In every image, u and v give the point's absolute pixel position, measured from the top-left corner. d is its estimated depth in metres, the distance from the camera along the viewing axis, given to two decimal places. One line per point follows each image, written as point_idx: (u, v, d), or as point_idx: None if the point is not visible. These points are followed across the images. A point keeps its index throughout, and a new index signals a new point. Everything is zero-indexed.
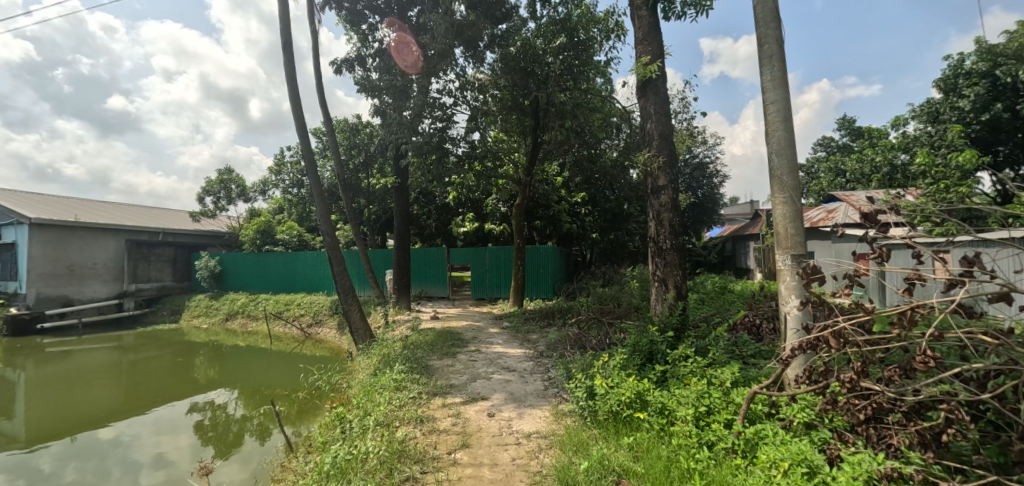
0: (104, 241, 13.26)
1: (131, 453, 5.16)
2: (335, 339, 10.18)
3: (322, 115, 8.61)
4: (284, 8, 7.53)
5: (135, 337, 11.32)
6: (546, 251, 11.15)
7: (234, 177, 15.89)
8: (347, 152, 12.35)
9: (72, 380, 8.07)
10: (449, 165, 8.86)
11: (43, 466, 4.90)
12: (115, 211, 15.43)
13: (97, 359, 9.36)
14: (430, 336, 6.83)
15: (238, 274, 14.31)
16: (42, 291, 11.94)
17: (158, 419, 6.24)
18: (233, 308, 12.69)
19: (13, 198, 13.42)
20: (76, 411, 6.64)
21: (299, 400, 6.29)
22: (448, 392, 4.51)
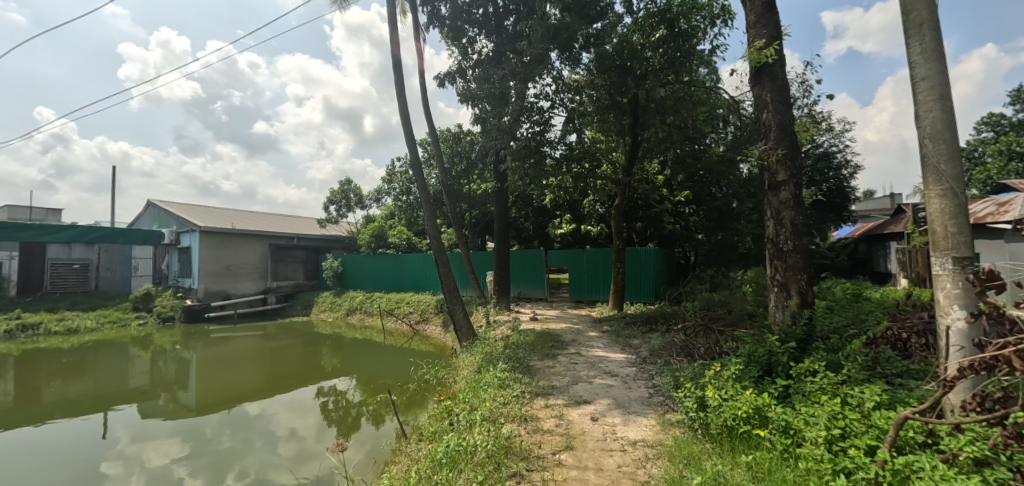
0: (253, 245, 15.50)
1: (271, 427, 5.93)
2: (440, 336, 10.77)
3: (428, 126, 9.19)
4: (394, 30, 8.18)
5: (276, 327, 13.05)
6: (647, 253, 10.73)
7: (352, 187, 17.61)
8: (450, 160, 13.06)
9: (229, 362, 9.52)
10: (547, 168, 8.95)
11: (207, 432, 5.83)
12: (260, 219, 17.96)
13: (247, 345, 10.95)
14: (530, 337, 6.92)
15: (357, 274, 15.79)
16: (208, 286, 14.29)
17: (293, 399, 7.10)
18: (353, 305, 14.04)
19: (188, 210, 16.27)
20: (231, 387, 7.83)
21: (409, 391, 6.76)
22: (550, 393, 4.53)
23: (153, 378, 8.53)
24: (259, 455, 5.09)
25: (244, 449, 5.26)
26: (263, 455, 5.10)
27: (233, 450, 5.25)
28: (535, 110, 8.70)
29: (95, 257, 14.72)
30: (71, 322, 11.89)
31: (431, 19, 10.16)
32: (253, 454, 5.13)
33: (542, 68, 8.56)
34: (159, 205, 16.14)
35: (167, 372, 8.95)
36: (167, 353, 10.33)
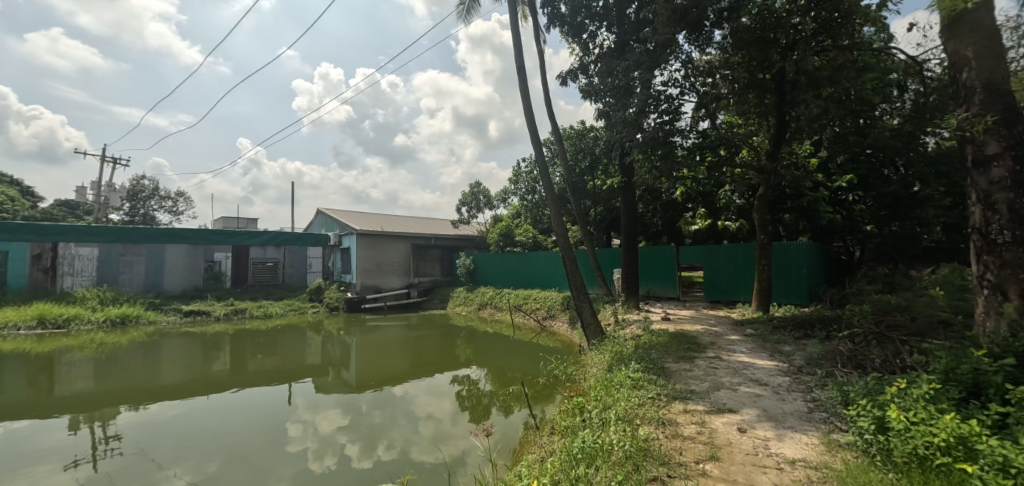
0: (398, 245, 17.33)
1: (413, 408, 6.55)
2: (567, 333, 10.84)
3: (551, 126, 9.30)
4: (516, 35, 8.42)
5: (418, 319, 14.44)
6: (799, 249, 9.44)
7: (481, 189, 18.59)
8: (574, 157, 13.01)
9: (381, 348, 10.77)
10: (679, 159, 8.37)
11: (363, 407, 6.67)
12: (403, 222, 19.97)
13: (394, 334, 12.28)
14: (663, 338, 6.56)
15: (487, 271, 16.67)
16: (364, 282, 16.39)
17: (432, 385, 7.75)
18: (484, 300, 14.87)
19: (347, 216, 18.79)
20: (382, 370, 8.86)
21: (538, 385, 6.92)
22: (688, 398, 4.26)
23: (324, 357, 10.04)
24: (404, 431, 5.66)
25: (391, 425, 5.90)
26: (406, 431, 5.66)
27: (382, 425, 5.92)
28: (663, 98, 8.24)
29: (281, 257, 17.60)
30: (266, 309, 14.59)
31: (552, 19, 10.23)
32: (399, 430, 5.72)
33: (670, 53, 8.07)
34: (327, 213, 18.92)
35: (333, 353, 10.47)
36: (334, 337, 12.08)
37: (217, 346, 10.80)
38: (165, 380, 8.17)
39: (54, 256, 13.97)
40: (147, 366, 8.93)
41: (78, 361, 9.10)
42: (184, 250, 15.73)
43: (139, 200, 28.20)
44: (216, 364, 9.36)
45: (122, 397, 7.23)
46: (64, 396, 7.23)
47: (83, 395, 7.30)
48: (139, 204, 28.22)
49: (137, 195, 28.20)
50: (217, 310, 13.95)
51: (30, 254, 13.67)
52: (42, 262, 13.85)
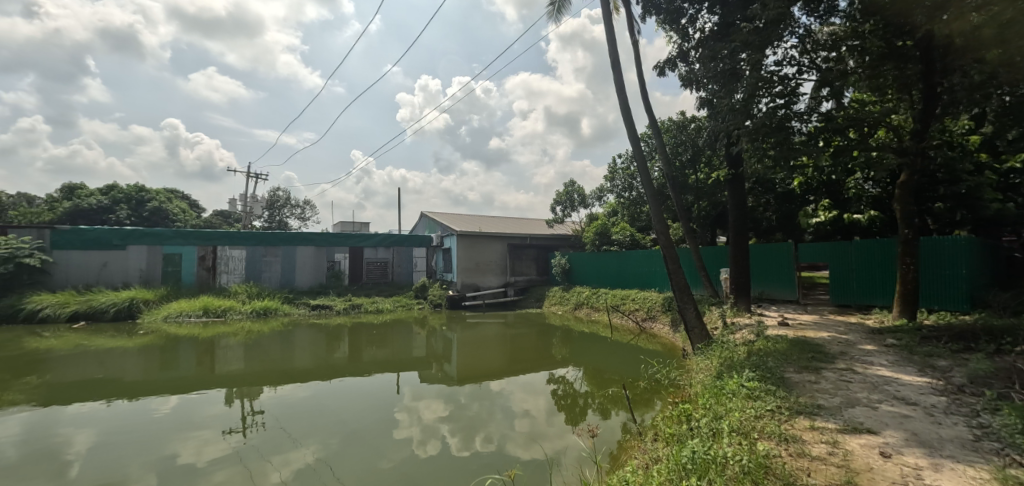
0: (495, 245, 17.85)
1: (508, 404, 6.68)
2: (669, 336, 10.30)
3: (648, 119, 8.92)
4: (609, 28, 8.20)
5: (515, 317, 14.74)
6: (955, 245, 7.97)
7: (576, 188, 18.43)
8: (674, 150, 12.33)
9: (480, 344, 11.16)
10: (797, 145, 7.53)
11: (463, 400, 6.95)
12: (500, 223, 20.53)
13: (493, 330, 12.69)
14: (781, 345, 5.93)
15: (583, 270, 16.51)
16: (464, 280, 17.16)
17: (528, 382, 7.85)
18: (580, 299, 14.74)
19: (448, 218, 19.80)
20: (481, 365, 9.18)
21: (638, 388, 6.68)
22: (816, 413, 3.80)
23: (428, 350, 10.67)
24: (500, 426, 5.79)
25: (488, 419, 6.07)
26: (503, 426, 5.79)
27: (480, 418, 6.11)
28: (777, 80, 7.47)
29: (390, 257, 19.10)
30: (378, 305, 15.92)
31: (647, 8, 9.80)
32: (495, 424, 5.87)
33: (784, 29, 7.29)
34: (429, 216, 20.09)
35: (437, 347, 11.09)
36: (437, 332, 12.78)
37: (338, 337, 12.01)
38: (297, 364, 9.29)
39: (214, 257, 16.60)
40: (284, 352, 10.22)
41: (232, 346, 10.71)
42: (311, 251, 17.75)
43: (276, 208, 32.48)
44: (337, 353, 10.41)
45: (265, 378, 8.34)
46: (222, 374, 8.55)
47: (238, 374, 8.56)
48: (276, 212, 32.50)
49: (274, 204, 32.52)
50: (337, 304, 15.54)
51: (197, 255, 16.39)
52: (205, 261, 16.50)
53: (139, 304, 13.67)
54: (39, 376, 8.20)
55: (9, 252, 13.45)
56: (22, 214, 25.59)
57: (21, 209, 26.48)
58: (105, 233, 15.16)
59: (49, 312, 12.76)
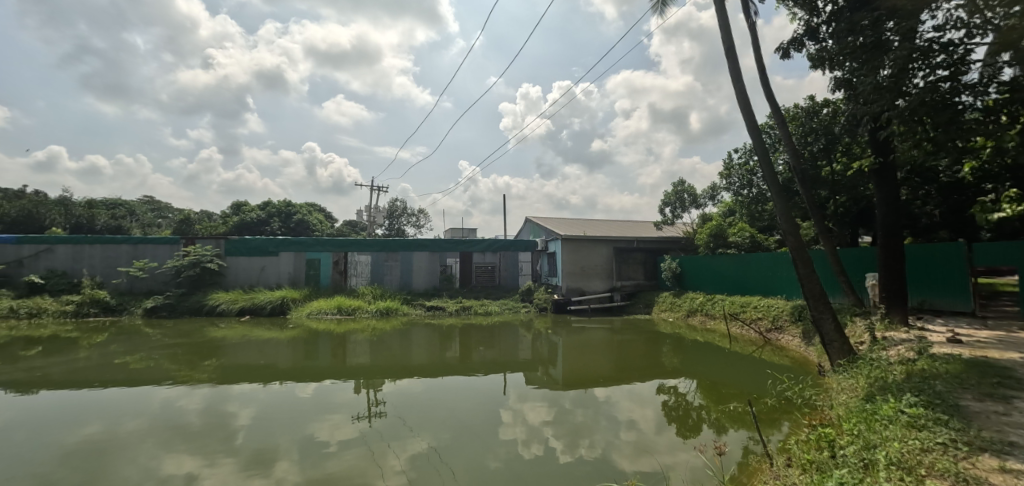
0: (600, 249, 17.54)
1: (614, 412, 6.49)
2: (801, 350, 9.17)
3: (770, 108, 8.07)
4: (720, 14, 7.62)
5: (622, 323, 14.28)
6: None
7: (686, 187, 17.38)
8: (802, 140, 10.99)
9: (587, 349, 11.00)
10: (971, 124, 6.23)
11: (567, 404, 6.92)
12: (605, 226, 20.13)
13: (599, 336, 12.46)
14: (952, 367, 4.94)
15: (696, 275, 15.49)
16: (569, 284, 17.15)
17: (635, 391, 7.54)
18: (692, 306, 13.84)
19: (552, 222, 19.92)
20: (587, 370, 9.06)
21: (764, 406, 6.04)
22: (1007, 453, 3.09)
23: (534, 353, 10.81)
24: (605, 434, 5.64)
25: (593, 425, 5.97)
26: (608, 435, 5.63)
27: (584, 424, 6.02)
28: (939, 48, 6.28)
29: (497, 261, 19.72)
30: (486, 307, 16.57)
31: None
32: (601, 431, 5.75)
33: None
34: (535, 220, 20.43)
35: (543, 350, 11.19)
36: (543, 336, 12.90)
37: (450, 337, 12.71)
38: (415, 361, 10.02)
39: (345, 261, 18.64)
40: (403, 349, 11.09)
41: (360, 341, 11.91)
42: (425, 256, 19.07)
43: (395, 217, 35.54)
44: (450, 352, 11.01)
45: (388, 371, 9.14)
46: (353, 366, 9.55)
47: (366, 367, 9.49)
48: (395, 221, 35.53)
49: (394, 214, 35.62)
50: (449, 306, 16.48)
51: (332, 260, 18.55)
52: (339, 266, 18.60)
53: (288, 302, 15.86)
54: (218, 359, 9.92)
55: (196, 258, 16.53)
56: (205, 227, 31.30)
57: (204, 223, 32.43)
58: (263, 241, 17.87)
59: (224, 307, 15.38)
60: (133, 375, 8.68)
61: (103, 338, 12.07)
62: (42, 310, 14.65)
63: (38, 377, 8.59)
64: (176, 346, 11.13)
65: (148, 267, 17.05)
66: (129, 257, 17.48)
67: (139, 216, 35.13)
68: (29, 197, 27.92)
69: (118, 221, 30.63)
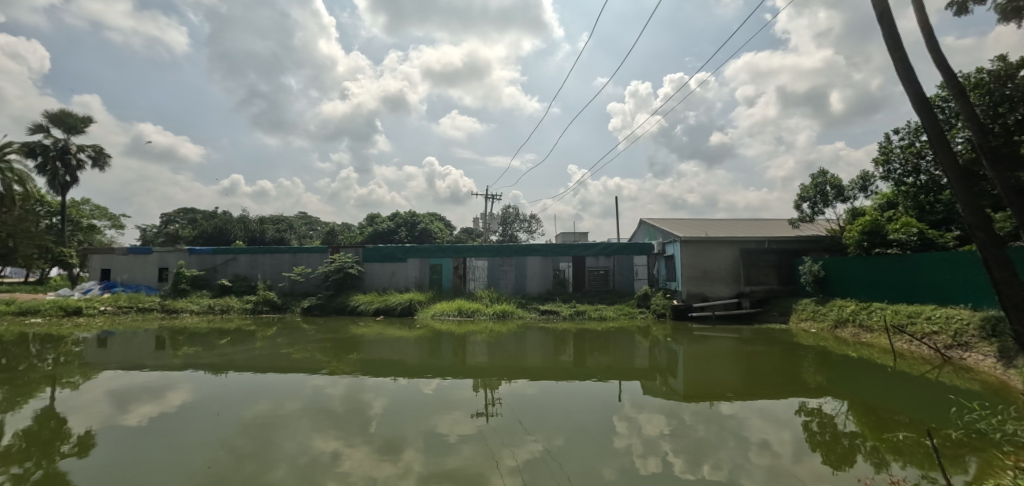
0: (725, 250, 16.17)
1: (743, 431, 5.90)
2: (998, 374, 7.41)
3: (942, 75, 6.70)
4: None
5: (752, 333, 12.96)
6: None
7: (829, 178, 15.23)
8: (990, 112, 9.09)
9: (712, 360, 10.17)
10: None
11: (686, 417, 6.47)
12: (730, 226, 18.57)
13: (726, 346, 11.45)
14: None
15: (845, 280, 13.47)
16: (690, 289, 16.06)
17: (768, 409, 6.77)
18: (842, 316, 12.04)
19: (670, 224, 18.93)
20: (713, 382, 8.38)
21: (945, 439, 5.00)
22: None
23: (652, 361, 10.31)
24: (733, 455, 5.14)
25: (718, 443, 5.49)
26: (736, 456, 5.12)
27: (708, 441, 5.56)
28: None
29: (611, 265, 19.24)
30: (601, 312, 16.27)
31: None
32: (727, 451, 5.26)
33: None
34: (649, 222, 19.97)
35: (662, 358, 10.62)
36: (661, 343, 12.25)
37: (565, 341, 12.70)
38: (530, 363, 10.19)
39: (464, 266, 19.74)
40: (519, 351, 11.36)
41: (479, 342, 12.48)
42: (539, 260, 19.37)
43: (508, 224, 36.77)
44: (564, 356, 11.00)
45: (505, 372, 9.43)
46: (473, 365, 10.04)
47: (484, 366, 9.91)
48: (508, 227, 36.71)
49: (507, 220, 36.88)
50: (563, 310, 16.53)
51: (452, 265, 19.77)
52: (458, 270, 19.76)
53: (415, 304, 17.25)
54: (359, 354, 11.14)
55: (341, 264, 18.86)
56: (346, 237, 35.55)
57: (346, 234, 36.86)
58: (394, 248, 19.70)
59: (363, 307, 17.31)
60: (294, 364, 10.16)
61: (272, 332, 14.34)
62: (230, 307, 17.94)
63: (228, 362, 10.50)
64: (326, 340, 12.80)
65: (304, 272, 19.87)
66: (290, 263, 20.52)
67: (296, 229, 41.20)
68: (220, 216, 34.42)
69: (281, 234, 36.27)
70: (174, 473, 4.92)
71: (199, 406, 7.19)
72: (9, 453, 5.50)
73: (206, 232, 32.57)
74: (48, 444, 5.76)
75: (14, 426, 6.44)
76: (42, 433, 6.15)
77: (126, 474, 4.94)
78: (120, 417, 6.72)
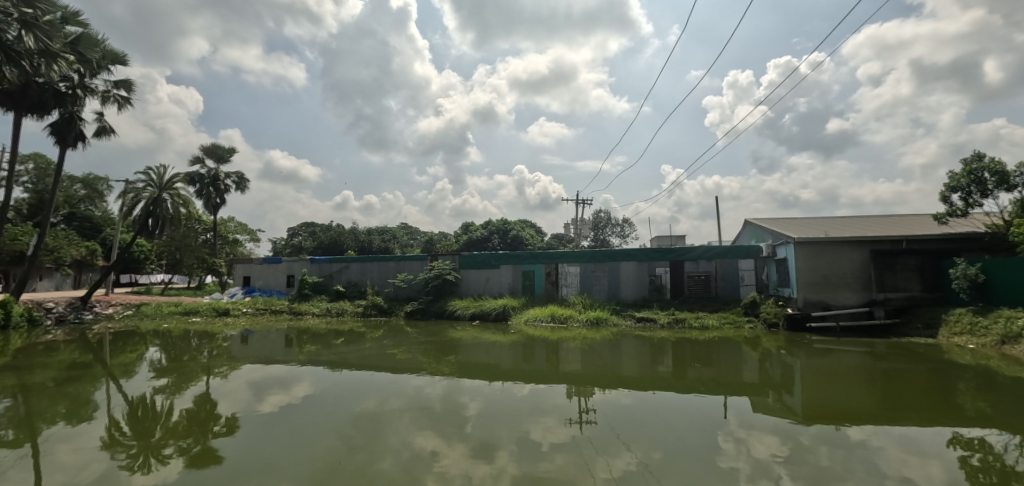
0: (851, 252, 14.24)
1: (877, 460, 5.11)
2: None
3: None
4: None
5: (888, 347, 11.24)
6: None
7: (986, 163, 12.72)
8: None
9: (837, 376, 8.98)
10: None
11: (804, 440, 5.77)
12: (856, 224, 16.32)
13: (854, 361, 10.04)
14: None
15: (1015, 286, 11.13)
16: (808, 296, 14.35)
17: (911, 437, 5.78)
18: (1011, 330, 9.93)
19: (782, 225, 17.14)
20: (838, 403, 7.37)
21: None
22: None
23: (763, 376, 9.38)
24: None
25: (845, 472, 4.82)
26: None
27: (833, 469, 4.90)
28: None
29: (713, 270, 17.97)
30: (703, 321, 15.20)
31: None
32: (857, 482, 4.59)
33: None
34: (755, 223, 18.37)
35: (774, 372, 9.62)
36: (774, 355, 11.09)
37: (662, 350, 12.06)
38: (626, 372, 9.83)
39: (556, 272, 19.71)
40: (614, 359, 11.05)
41: (572, 349, 12.32)
42: (633, 265, 18.67)
43: (600, 228, 36.09)
44: (661, 366, 10.45)
45: (598, 380, 9.22)
46: (566, 372, 9.95)
47: (577, 373, 9.77)
48: (600, 232, 36.04)
49: (599, 224, 36.20)
50: (661, 318, 15.74)
51: (544, 272, 19.86)
52: (550, 276, 19.79)
53: (508, 310, 17.59)
54: (456, 357, 11.61)
55: (439, 271, 19.91)
56: (444, 245, 37.48)
57: (442, 242, 38.85)
58: (488, 256, 20.31)
59: (460, 312, 18.06)
60: (398, 364, 10.90)
61: (379, 334, 15.54)
62: (344, 310, 19.79)
63: (342, 360, 11.56)
64: (427, 343, 13.56)
65: (407, 279, 21.28)
66: (395, 271, 22.10)
67: (399, 238, 44.43)
68: (335, 228, 38.27)
69: (386, 243, 39.31)
70: (299, 456, 5.52)
71: (319, 398, 8.00)
72: (176, 429, 6.58)
73: (323, 243, 36.43)
74: (204, 423, 6.78)
75: (181, 406, 7.71)
76: (200, 414, 7.26)
77: (262, 453, 5.63)
78: (257, 404, 7.72)
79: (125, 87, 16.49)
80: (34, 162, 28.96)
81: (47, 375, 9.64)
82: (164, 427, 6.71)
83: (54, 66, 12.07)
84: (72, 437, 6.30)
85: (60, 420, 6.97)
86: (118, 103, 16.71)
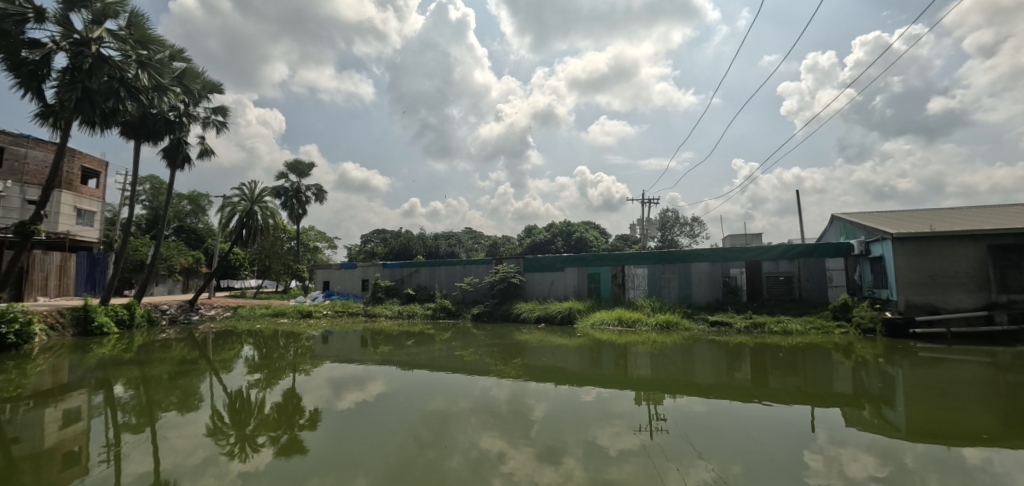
0: (964, 249, 12.52)
1: None
2: None
3: None
4: None
5: (1014, 357, 9.73)
6: None
7: None
8: None
9: (950, 389, 7.88)
10: None
11: (909, 461, 5.12)
12: (969, 216, 14.36)
13: (972, 372, 8.78)
14: None
15: None
16: (910, 298, 12.78)
17: None
18: None
19: (877, 220, 15.47)
20: (953, 420, 6.44)
21: None
22: None
23: (858, 387, 8.46)
24: None
25: None
26: None
27: None
28: None
29: (796, 270, 16.58)
30: (786, 325, 14.05)
31: None
32: None
33: None
34: (843, 218, 16.79)
35: (871, 383, 8.64)
36: (871, 364, 9.98)
37: (741, 356, 11.29)
38: (699, 379, 9.31)
39: (623, 275, 19.12)
40: (686, 365, 10.52)
41: (641, 354, 11.90)
42: (705, 267, 17.72)
43: (667, 228, 34.73)
44: (739, 373, 9.78)
45: (670, 387, 8.80)
46: (634, 377, 9.63)
47: (647, 379, 9.39)
48: (668, 232, 34.67)
49: (666, 224, 34.83)
50: (738, 322, 14.78)
51: (610, 274, 19.36)
52: (617, 279, 19.25)
53: (574, 313, 17.36)
54: (522, 359, 11.69)
55: (504, 274, 20.15)
56: (508, 249, 37.96)
57: (506, 246, 39.36)
58: (552, 259, 20.24)
59: (526, 315, 18.19)
60: (466, 366, 11.13)
61: (447, 336, 15.99)
62: (414, 313, 20.61)
63: (413, 361, 12.02)
64: (494, 345, 13.75)
65: (473, 282, 21.73)
66: (461, 274, 22.66)
67: (464, 243, 45.71)
68: (405, 235, 40.08)
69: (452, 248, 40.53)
70: (375, 450, 5.79)
71: (393, 397, 8.36)
72: (268, 421, 7.18)
73: (394, 249, 38.28)
74: (291, 416, 7.34)
75: (272, 399, 8.43)
76: (288, 407, 7.88)
77: (343, 447, 5.96)
78: (336, 400, 8.23)
79: (221, 113, 18.39)
80: (151, 183, 33.05)
81: (163, 369, 10.94)
82: (257, 418, 7.34)
83: (165, 98, 13.72)
84: (183, 424, 7.08)
85: (173, 409, 7.86)
86: (216, 127, 18.67)
